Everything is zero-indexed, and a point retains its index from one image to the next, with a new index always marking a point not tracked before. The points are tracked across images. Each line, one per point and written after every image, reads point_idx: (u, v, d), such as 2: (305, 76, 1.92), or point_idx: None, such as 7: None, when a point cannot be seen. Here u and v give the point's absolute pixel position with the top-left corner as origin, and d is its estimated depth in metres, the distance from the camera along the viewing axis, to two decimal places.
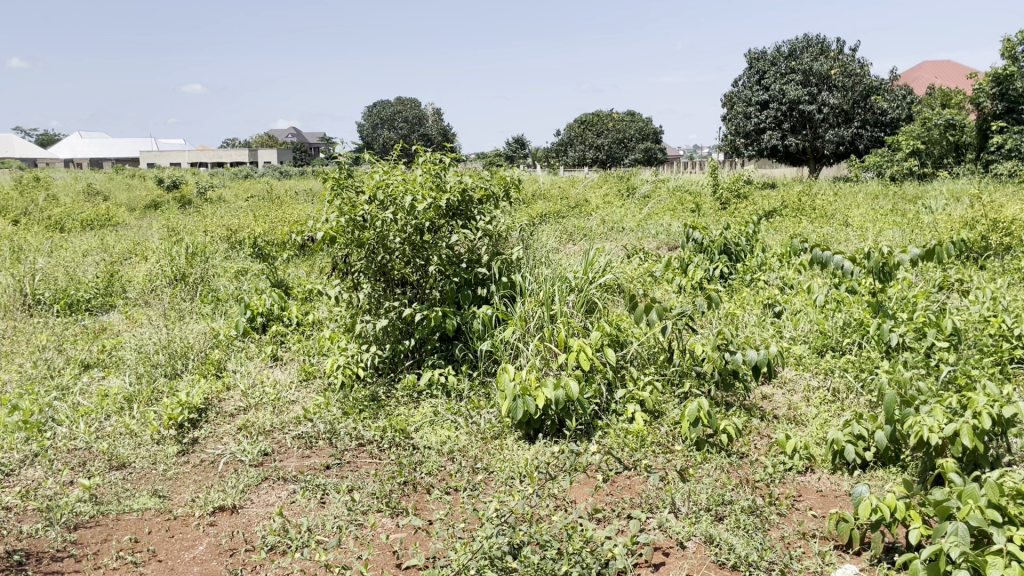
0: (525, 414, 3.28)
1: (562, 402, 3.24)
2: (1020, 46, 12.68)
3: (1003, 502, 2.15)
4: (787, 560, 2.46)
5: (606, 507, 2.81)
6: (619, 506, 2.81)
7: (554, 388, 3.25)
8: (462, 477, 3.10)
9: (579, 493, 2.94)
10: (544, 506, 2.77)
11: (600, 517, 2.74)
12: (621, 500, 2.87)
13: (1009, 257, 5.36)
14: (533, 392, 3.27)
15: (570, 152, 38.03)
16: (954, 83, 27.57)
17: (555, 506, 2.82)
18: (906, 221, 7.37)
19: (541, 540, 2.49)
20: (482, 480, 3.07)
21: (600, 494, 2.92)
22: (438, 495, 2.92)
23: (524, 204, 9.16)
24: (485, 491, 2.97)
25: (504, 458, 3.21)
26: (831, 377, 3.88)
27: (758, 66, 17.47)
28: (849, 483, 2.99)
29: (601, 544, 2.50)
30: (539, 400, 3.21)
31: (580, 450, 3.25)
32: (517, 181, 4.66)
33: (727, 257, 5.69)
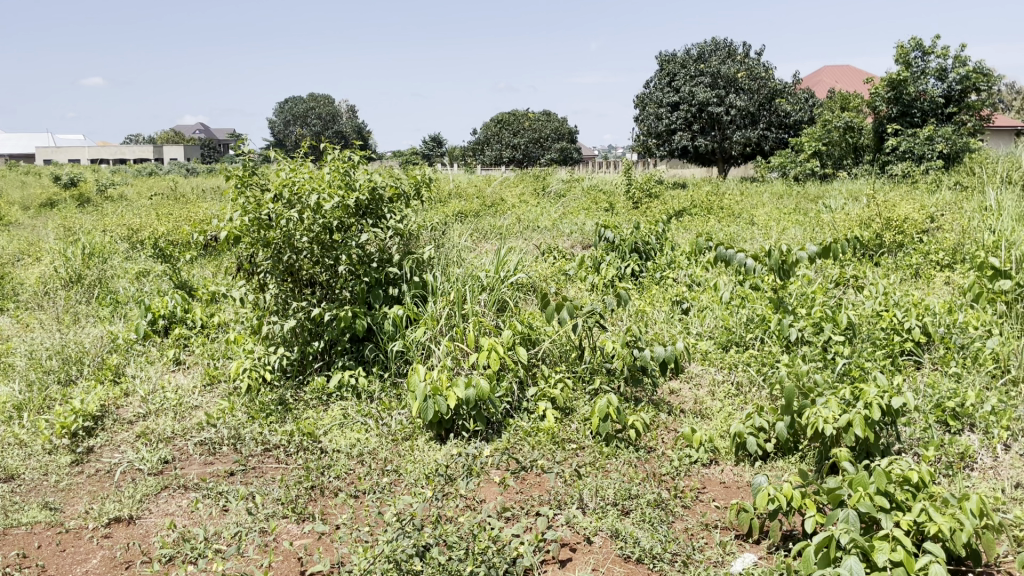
0: (436, 414, 3.27)
1: (473, 401, 3.25)
2: (912, 52, 13.35)
3: (891, 489, 2.27)
4: (689, 551, 2.53)
5: (515, 504, 2.83)
6: (528, 503, 2.83)
7: (465, 388, 3.27)
8: (371, 480, 3.07)
9: (488, 492, 2.95)
10: (453, 507, 2.76)
11: (509, 515, 2.75)
12: (531, 498, 2.89)
13: (901, 255, 5.64)
14: (444, 392, 3.27)
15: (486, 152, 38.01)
16: (852, 88, 28.77)
17: (465, 506, 2.81)
18: (807, 220, 7.62)
19: (448, 540, 2.48)
20: (391, 483, 3.04)
21: (510, 492, 2.94)
22: (343, 500, 2.88)
23: (437, 203, 9.08)
24: (394, 493, 2.95)
25: (414, 459, 3.20)
26: (735, 372, 4.01)
27: (668, 68, 17.86)
28: (750, 474, 3.09)
29: (510, 543, 2.51)
30: (451, 400, 3.20)
31: (491, 449, 3.27)
32: (428, 179, 4.63)
33: (638, 256, 5.80)
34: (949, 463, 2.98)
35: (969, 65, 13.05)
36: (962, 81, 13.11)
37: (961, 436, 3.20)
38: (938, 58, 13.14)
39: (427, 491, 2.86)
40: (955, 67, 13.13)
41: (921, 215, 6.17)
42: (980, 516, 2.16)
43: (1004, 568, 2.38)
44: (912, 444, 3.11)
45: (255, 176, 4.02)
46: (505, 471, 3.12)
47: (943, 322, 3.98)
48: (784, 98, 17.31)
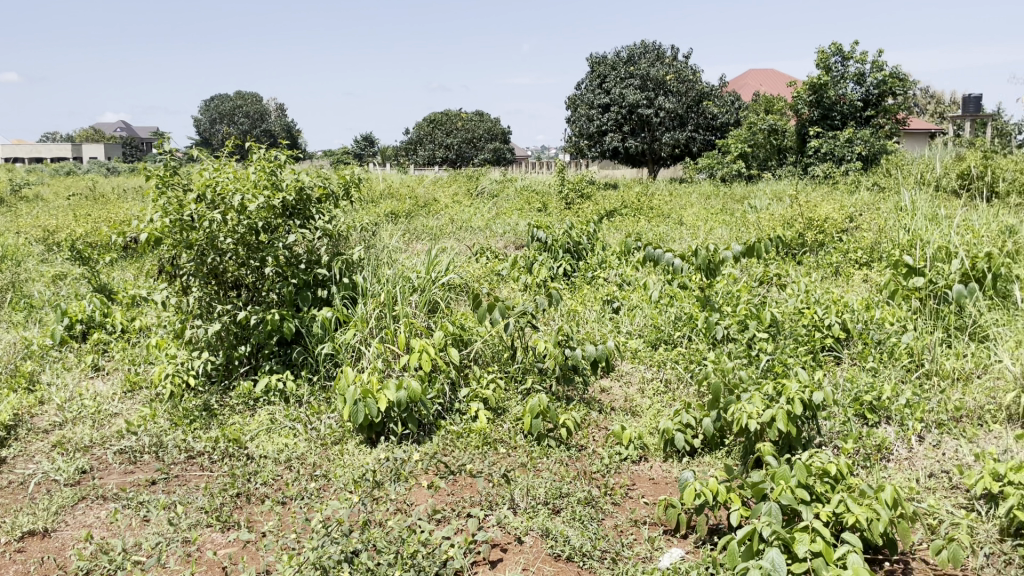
0: (366, 417, 3.24)
1: (404, 403, 3.23)
2: (833, 57, 13.79)
3: (810, 481, 2.34)
4: (618, 548, 2.57)
5: (447, 506, 2.82)
6: (459, 505, 2.82)
7: (396, 390, 3.25)
8: (299, 486, 3.02)
9: (419, 494, 2.93)
10: (383, 510, 2.74)
11: (440, 517, 2.74)
12: (461, 499, 2.88)
13: (823, 254, 5.82)
14: (374, 395, 3.23)
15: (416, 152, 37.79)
16: (775, 91, 29.61)
17: (396, 509, 2.79)
18: (733, 220, 7.80)
19: (377, 544, 2.46)
20: (319, 488, 3.00)
21: (441, 494, 2.93)
22: (269, 507, 2.82)
23: (368, 204, 8.98)
24: (323, 498, 2.91)
25: (343, 464, 3.16)
26: (664, 370, 4.08)
27: (598, 70, 18.04)
28: (679, 469, 3.15)
29: (440, 545, 2.51)
30: (381, 403, 3.17)
31: (421, 451, 3.25)
32: (357, 179, 4.57)
33: (570, 256, 5.85)
34: (867, 455, 3.09)
35: (886, 70, 13.54)
36: (879, 86, 13.60)
37: (878, 428, 3.32)
38: (857, 63, 13.61)
39: (356, 495, 2.83)
40: (873, 72, 13.61)
41: (841, 215, 6.39)
42: (894, 506, 2.24)
43: (917, 555, 2.49)
44: (832, 437, 3.21)
45: (176, 175, 3.90)
46: (436, 472, 3.11)
47: (861, 318, 4.13)
48: (711, 101, 17.69)
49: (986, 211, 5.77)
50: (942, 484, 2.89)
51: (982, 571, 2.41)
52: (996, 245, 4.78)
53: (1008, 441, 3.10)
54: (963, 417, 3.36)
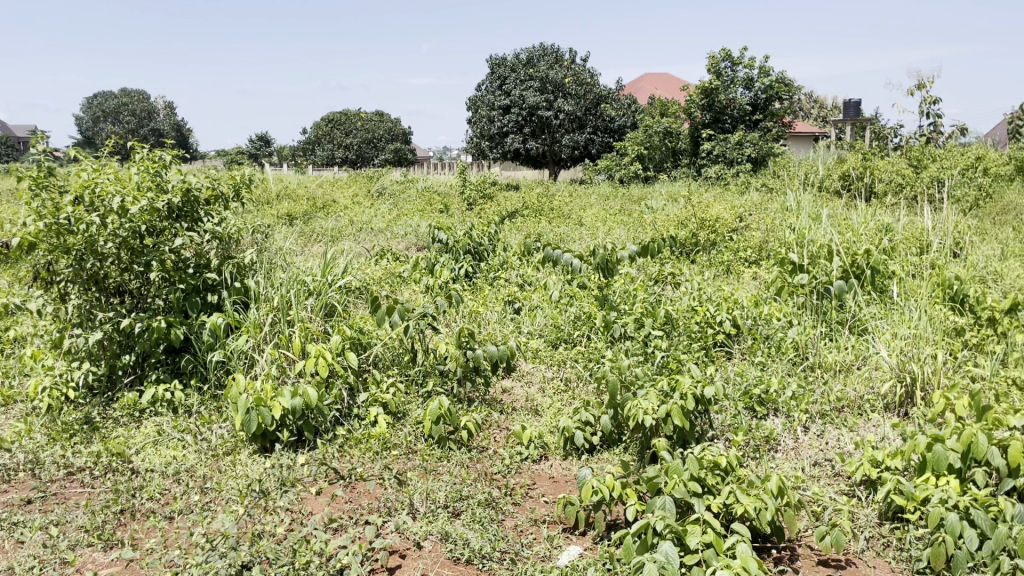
0: (259, 426, 3.14)
1: (300, 410, 3.16)
2: (722, 62, 14.28)
3: (702, 474, 2.41)
4: (517, 548, 2.58)
5: (344, 514, 2.77)
6: (356, 512, 2.78)
7: (291, 397, 3.17)
8: (186, 500, 2.90)
9: (316, 503, 2.87)
10: (278, 522, 2.67)
11: (336, 526, 2.68)
12: (360, 507, 2.84)
13: (716, 252, 6.04)
14: (268, 403, 3.15)
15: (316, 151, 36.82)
16: (669, 95, 30.49)
17: (291, 519, 2.73)
18: (631, 220, 7.99)
19: (270, 557, 2.40)
20: (208, 501, 2.89)
21: (338, 503, 2.87)
22: (155, 523, 2.71)
23: (267, 206, 8.79)
24: (214, 510, 2.82)
25: (236, 474, 3.06)
26: (564, 369, 4.14)
27: (499, 71, 18.11)
28: (578, 466, 3.20)
29: (336, 555, 2.45)
30: (276, 411, 3.09)
31: (316, 459, 3.18)
32: (249, 180, 4.44)
33: (471, 257, 5.86)
34: (756, 446, 3.21)
35: (772, 75, 14.13)
36: (766, 91, 14.17)
37: (767, 420, 3.45)
38: (745, 68, 14.14)
39: (249, 507, 2.75)
40: (760, 77, 14.17)
41: (731, 215, 6.62)
42: (780, 495, 2.37)
43: (803, 542, 2.60)
44: (723, 430, 3.32)
45: (52, 177, 3.68)
46: (334, 481, 3.06)
47: (750, 314, 4.28)
48: (608, 104, 18.06)
49: (865, 210, 6.09)
50: (825, 472, 3.04)
51: (862, 554, 2.54)
52: (872, 243, 5.06)
53: (884, 429, 3.29)
54: (844, 407, 3.55)
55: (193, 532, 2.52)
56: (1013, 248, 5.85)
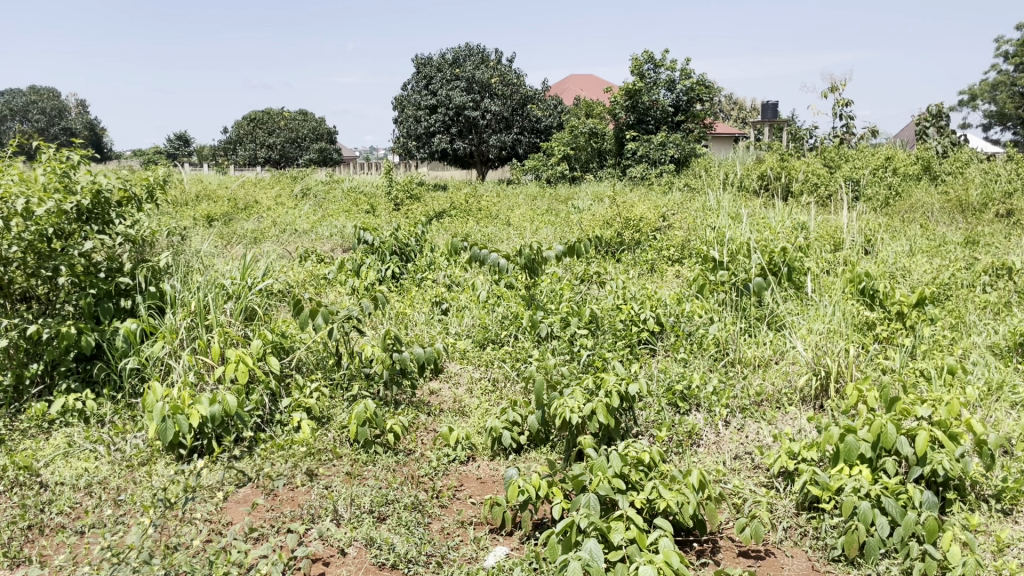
0: (176, 435, 3.05)
1: (218, 418, 3.08)
2: (645, 65, 14.53)
3: (626, 471, 2.45)
4: (444, 551, 2.58)
5: (265, 523, 2.71)
6: (278, 521, 2.72)
7: (209, 404, 3.09)
8: (98, 513, 2.80)
9: (235, 513, 2.81)
10: (196, 533, 2.60)
11: (257, 536, 2.62)
12: (282, 514, 2.78)
13: (640, 251, 6.15)
14: (184, 411, 3.06)
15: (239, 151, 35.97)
16: (594, 96, 30.83)
17: (209, 530, 2.65)
18: (558, 220, 8.06)
19: (186, 569, 2.33)
20: (122, 514, 2.79)
21: (260, 511, 2.81)
22: (65, 539, 2.61)
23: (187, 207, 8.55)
24: (128, 522, 2.72)
25: (151, 485, 2.97)
26: (491, 369, 4.15)
27: (424, 71, 17.99)
28: (505, 467, 3.22)
29: (256, 565, 2.40)
30: (193, 419, 3.01)
31: (236, 467, 3.10)
32: (164, 180, 4.30)
33: (398, 258, 5.82)
34: (679, 441, 3.28)
35: (693, 77, 14.46)
36: (688, 92, 14.53)
37: (689, 415, 3.53)
38: (667, 71, 14.41)
39: (164, 518, 2.66)
40: (681, 79, 14.48)
41: (655, 214, 6.75)
42: (701, 489, 2.43)
43: (724, 534, 2.67)
44: (648, 426, 3.38)
45: None
46: (257, 489, 2.99)
47: (673, 312, 4.36)
48: (535, 104, 18.22)
49: (782, 209, 6.29)
50: (745, 465, 3.12)
51: (781, 544, 2.62)
52: (789, 240, 5.22)
53: (801, 421, 3.40)
54: (763, 401, 3.66)
55: (103, 546, 2.43)
56: (921, 244, 6.11)
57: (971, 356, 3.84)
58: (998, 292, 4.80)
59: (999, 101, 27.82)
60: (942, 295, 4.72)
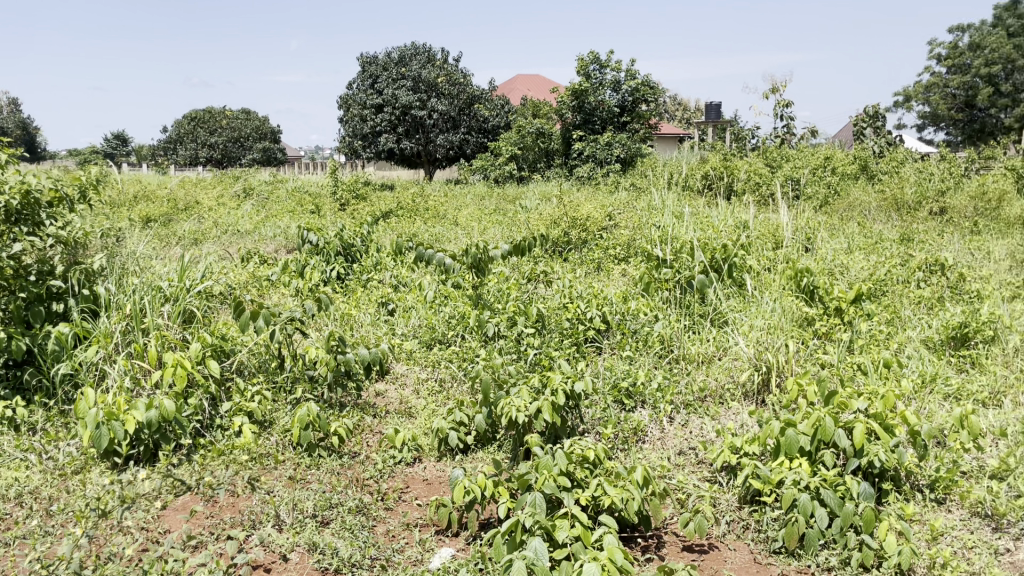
0: (111, 442, 2.98)
1: (155, 423, 3.01)
2: (590, 65, 14.63)
3: (570, 469, 2.46)
4: (388, 554, 2.56)
5: (204, 530, 2.65)
6: (218, 527, 2.67)
7: (145, 410, 3.01)
8: (29, 524, 2.71)
9: (173, 521, 2.74)
10: (132, 542, 2.53)
11: (196, 543, 2.56)
12: (222, 521, 2.73)
13: (587, 250, 6.19)
14: (120, 417, 2.98)
15: (179, 151, 35.19)
16: (540, 97, 30.95)
17: (146, 539, 2.59)
18: (506, 219, 8.08)
19: None
20: (53, 525, 2.70)
21: (199, 518, 2.75)
22: None
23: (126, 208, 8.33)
24: (60, 532, 2.64)
25: (85, 493, 2.89)
26: (438, 369, 4.13)
27: (370, 70, 17.82)
28: (452, 468, 3.21)
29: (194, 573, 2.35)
30: (129, 425, 2.93)
31: (175, 473, 3.03)
32: (97, 180, 4.19)
33: (343, 258, 5.77)
34: (625, 438, 3.31)
35: (638, 78, 14.63)
36: (633, 93, 14.71)
37: (635, 412, 3.57)
38: (613, 71, 14.54)
39: (98, 528, 2.59)
40: (626, 79, 14.63)
41: (601, 213, 6.80)
42: (645, 485, 2.46)
43: (668, 529, 2.70)
44: (594, 423, 3.41)
45: None
46: (197, 495, 2.93)
47: (619, 310, 4.39)
48: (481, 104, 18.23)
49: (725, 208, 6.39)
50: (689, 460, 3.17)
51: (723, 537, 2.67)
52: (731, 239, 5.31)
53: (743, 416, 3.47)
54: (707, 397, 3.73)
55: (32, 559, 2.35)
56: (859, 242, 6.28)
57: (906, 350, 3.95)
58: (932, 287, 4.95)
59: (931, 102, 28.68)
60: (879, 291, 4.85)
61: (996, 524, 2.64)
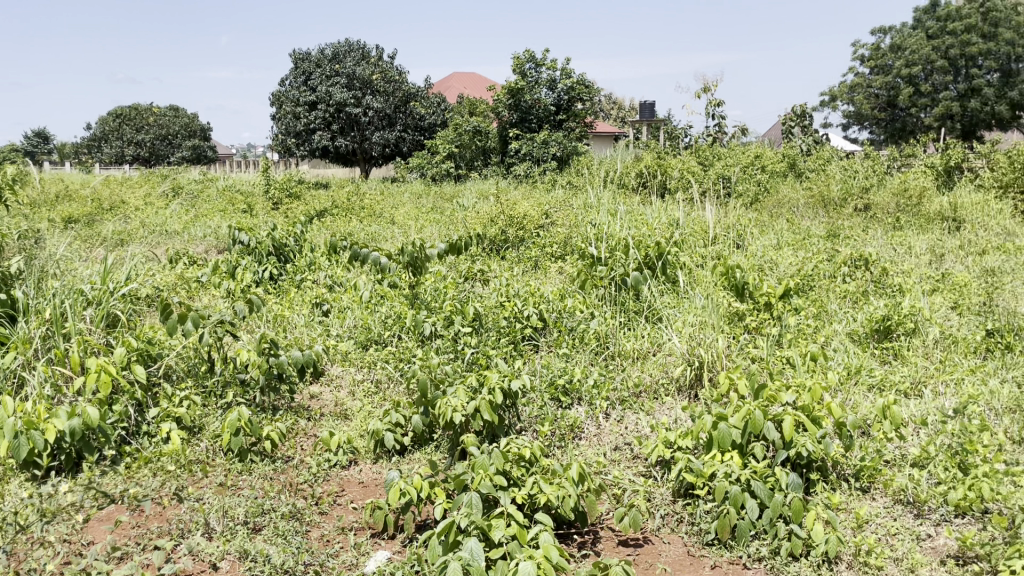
0: (30, 452, 2.86)
1: (77, 432, 2.91)
2: (526, 63, 14.66)
3: (507, 467, 2.46)
4: (322, 559, 2.53)
5: (130, 541, 2.58)
6: (145, 537, 2.59)
7: (67, 418, 2.90)
8: None
9: (97, 532, 2.66)
10: (53, 556, 2.44)
11: (121, 555, 2.49)
12: (149, 530, 2.65)
13: (524, 248, 6.22)
14: (40, 426, 2.87)
15: (103, 148, 34.05)
16: (476, 95, 30.92)
17: (67, 552, 2.50)
18: (443, 218, 8.05)
19: None
20: None
21: (124, 529, 2.67)
22: None
23: (48, 209, 8.02)
24: None
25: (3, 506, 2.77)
26: (374, 370, 4.10)
27: (302, 67, 17.53)
28: (388, 470, 3.18)
29: None
30: (50, 434, 2.83)
31: (98, 483, 2.93)
32: (13, 179, 4.02)
33: (275, 258, 5.66)
34: (562, 435, 3.33)
35: (572, 77, 14.74)
36: (568, 92, 14.81)
37: (571, 409, 3.60)
38: (548, 70, 14.61)
39: (15, 543, 2.49)
40: (562, 79, 14.73)
41: (538, 212, 6.84)
42: (581, 482, 2.48)
43: (604, 525, 2.73)
44: (531, 421, 3.42)
45: None
46: (121, 505, 2.84)
47: (555, 308, 4.41)
48: (417, 102, 18.14)
49: (659, 205, 6.48)
50: (625, 455, 3.21)
51: (658, 531, 2.71)
52: (665, 236, 5.39)
53: (677, 411, 3.53)
54: (642, 392, 3.79)
55: None
56: (788, 238, 6.44)
57: (832, 343, 4.07)
58: (857, 281, 5.10)
59: (855, 101, 29.58)
60: (806, 286, 4.99)
61: (918, 510, 2.73)
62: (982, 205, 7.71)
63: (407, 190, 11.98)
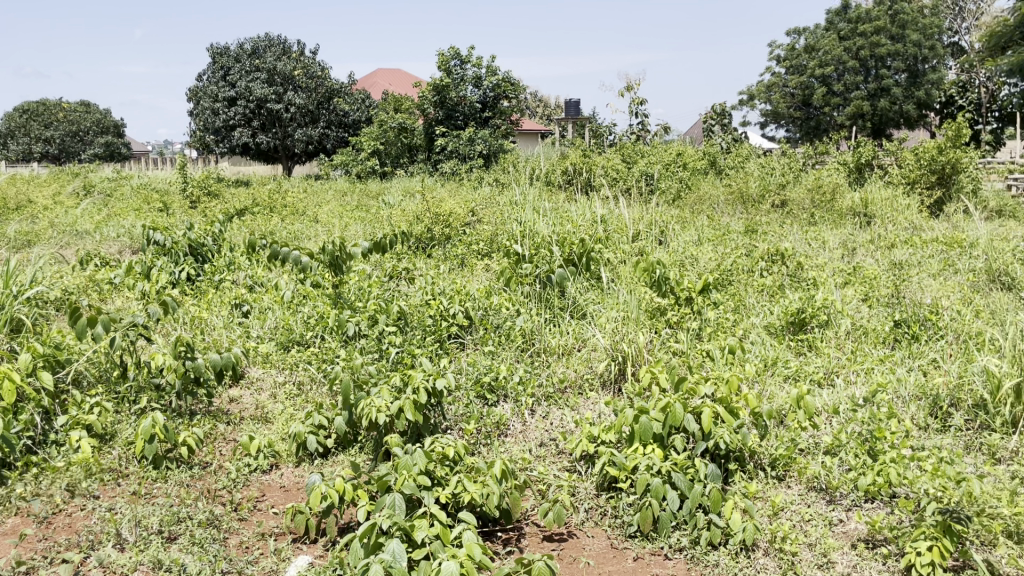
0: None
1: None
2: (451, 60, 14.60)
3: (430, 467, 2.44)
4: (241, 566, 2.47)
5: (36, 554, 2.47)
6: (52, 551, 2.49)
7: None
8: None
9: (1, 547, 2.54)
10: None
11: (26, 570, 2.38)
12: (56, 543, 2.55)
13: (450, 245, 6.20)
14: None
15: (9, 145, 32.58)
16: (402, 91, 30.69)
17: None
18: (368, 216, 7.96)
19: None
20: None
21: (30, 542, 2.56)
22: None
23: None
24: None
25: None
26: (296, 372, 4.03)
27: (220, 61, 17.08)
28: (310, 473, 3.14)
29: None
30: None
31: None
32: None
33: (193, 259, 5.51)
34: (487, 433, 3.34)
35: (497, 75, 14.75)
36: (494, 89, 14.81)
37: (497, 407, 3.60)
38: (473, 67, 14.58)
39: None
40: (487, 76, 14.73)
41: (463, 209, 6.84)
42: (504, 479, 2.49)
43: (528, 521, 2.75)
44: (456, 420, 3.41)
45: None
46: (26, 518, 2.72)
47: (481, 305, 4.41)
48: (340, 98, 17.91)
49: (584, 202, 6.55)
50: (549, 451, 3.23)
51: (582, 525, 2.73)
52: (590, 232, 5.45)
53: (601, 406, 3.57)
54: (567, 388, 3.82)
55: None
56: (708, 233, 6.59)
57: (750, 336, 4.18)
58: (774, 275, 5.25)
59: (772, 101, 30.42)
60: (726, 280, 5.11)
61: (830, 496, 2.83)
62: (891, 201, 8.02)
63: (331, 187, 11.82)
